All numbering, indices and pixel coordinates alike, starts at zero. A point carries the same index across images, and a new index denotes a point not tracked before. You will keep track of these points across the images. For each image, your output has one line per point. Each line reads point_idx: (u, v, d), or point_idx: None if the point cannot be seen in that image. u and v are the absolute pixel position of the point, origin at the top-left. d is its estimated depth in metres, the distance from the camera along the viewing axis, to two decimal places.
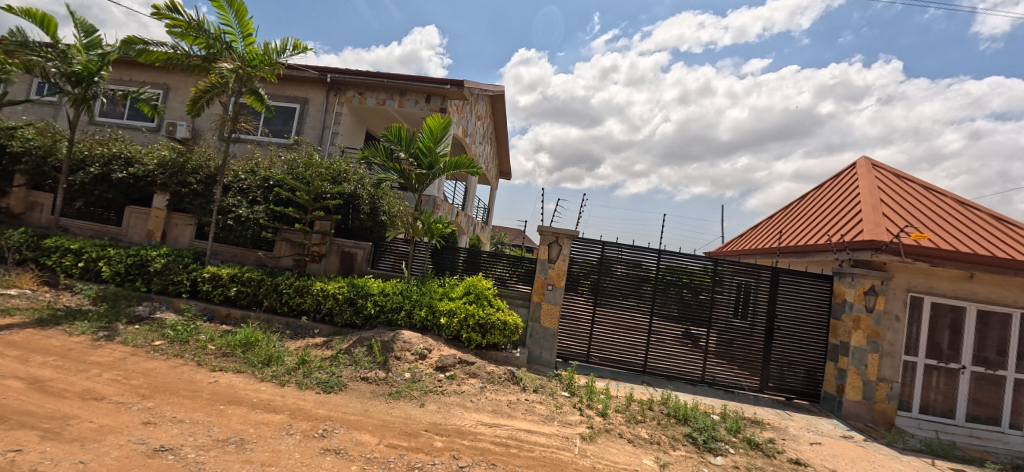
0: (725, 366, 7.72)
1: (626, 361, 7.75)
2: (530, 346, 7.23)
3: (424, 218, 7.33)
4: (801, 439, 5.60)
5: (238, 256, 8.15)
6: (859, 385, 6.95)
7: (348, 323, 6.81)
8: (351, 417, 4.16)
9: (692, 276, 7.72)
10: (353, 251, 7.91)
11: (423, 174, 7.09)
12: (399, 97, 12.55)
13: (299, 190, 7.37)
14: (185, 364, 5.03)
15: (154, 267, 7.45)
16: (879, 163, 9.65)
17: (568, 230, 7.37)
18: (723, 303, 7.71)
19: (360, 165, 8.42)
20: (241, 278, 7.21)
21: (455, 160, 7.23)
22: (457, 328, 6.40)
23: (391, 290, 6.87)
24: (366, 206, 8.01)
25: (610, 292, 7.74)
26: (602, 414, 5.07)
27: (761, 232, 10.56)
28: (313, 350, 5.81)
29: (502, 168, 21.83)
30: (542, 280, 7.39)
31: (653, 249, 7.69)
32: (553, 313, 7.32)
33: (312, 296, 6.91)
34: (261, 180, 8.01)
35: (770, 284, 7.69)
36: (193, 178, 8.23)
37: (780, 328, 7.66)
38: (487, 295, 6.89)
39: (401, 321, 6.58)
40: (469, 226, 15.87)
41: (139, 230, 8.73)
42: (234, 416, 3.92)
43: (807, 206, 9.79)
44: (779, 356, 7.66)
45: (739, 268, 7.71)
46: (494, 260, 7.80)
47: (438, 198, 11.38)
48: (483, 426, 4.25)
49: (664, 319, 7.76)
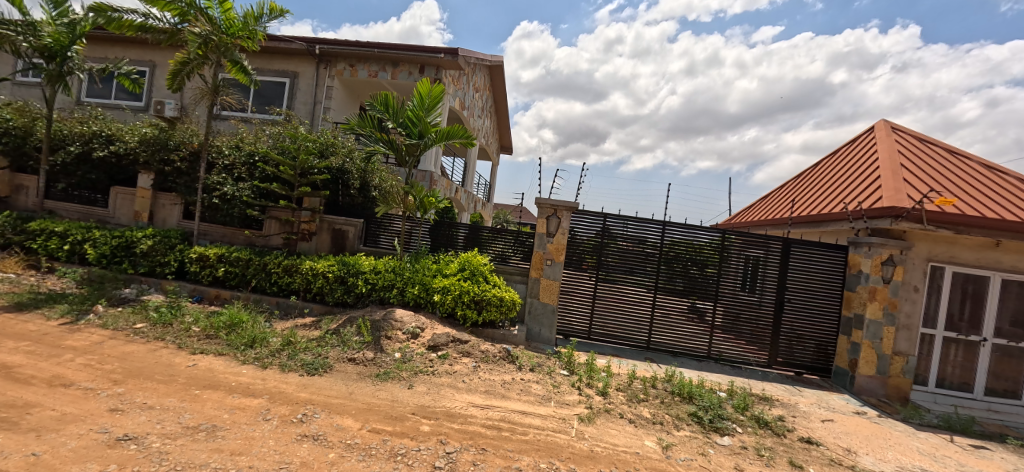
0: (732, 341, 7.44)
1: (629, 337, 7.48)
2: (529, 323, 6.98)
3: (415, 192, 6.93)
4: (812, 416, 5.34)
5: (227, 236, 7.89)
6: (873, 359, 6.67)
7: (340, 301, 6.57)
8: (333, 400, 3.93)
9: (698, 248, 7.37)
10: (344, 228, 7.59)
11: (413, 145, 6.64)
12: (392, 68, 11.98)
13: (284, 165, 7.04)
14: (165, 348, 4.81)
15: (141, 249, 7.22)
16: (899, 127, 9.07)
17: (567, 202, 6.96)
18: (730, 276, 7.38)
19: (349, 138, 8.02)
20: (228, 258, 6.97)
21: (448, 130, 6.71)
22: (452, 304, 6.13)
23: (382, 267, 6.59)
24: (356, 181, 7.64)
25: (612, 268, 7.42)
26: (602, 393, 4.82)
27: (772, 202, 10.09)
28: (301, 331, 5.56)
29: (503, 142, 21.24)
30: (540, 255, 7.06)
31: (658, 221, 7.34)
32: (553, 289, 7.01)
33: (302, 275, 6.65)
34: (246, 156, 7.67)
35: (781, 256, 7.31)
36: (177, 155, 7.88)
37: (791, 302, 7.32)
38: (483, 271, 6.58)
39: (393, 299, 6.33)
40: (469, 202, 15.58)
41: (126, 212, 8.47)
42: (209, 402, 3.70)
43: (819, 174, 9.31)
44: (789, 330, 7.35)
45: (746, 240, 7.36)
46: (491, 235, 7.47)
47: (434, 173, 11.02)
48: (475, 409, 4.01)
49: (668, 294, 7.44)
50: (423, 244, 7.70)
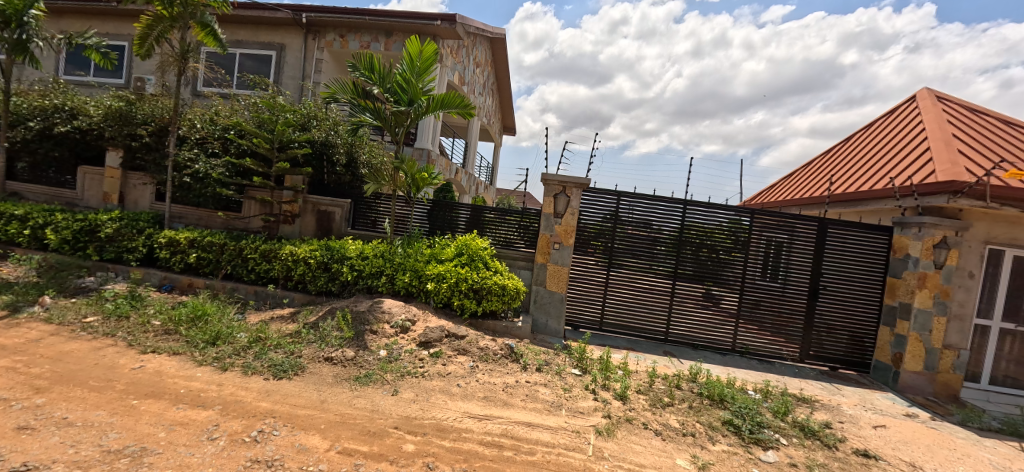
0: (757, 333, 6.70)
1: (645, 329, 6.76)
2: (535, 313, 6.27)
3: (406, 168, 6.12)
4: (860, 421, 4.64)
5: (203, 219, 7.19)
6: (920, 353, 5.94)
7: (324, 290, 5.88)
8: (300, 411, 3.24)
9: (719, 230, 6.61)
10: (330, 209, 6.86)
11: (402, 112, 5.78)
12: (385, 39, 11.05)
13: (259, 138, 6.26)
14: (112, 346, 4.14)
15: (105, 234, 6.53)
16: (943, 96, 8.17)
17: (577, 178, 6.18)
18: (752, 261, 6.63)
19: (334, 109, 7.23)
20: (201, 243, 6.29)
21: (442, 97, 5.86)
22: (448, 293, 5.43)
23: (370, 253, 5.89)
24: (342, 157, 6.87)
25: (626, 252, 6.66)
26: (621, 397, 4.11)
27: (797, 180, 9.25)
28: (275, 324, 4.88)
29: (506, 122, 20.33)
30: (546, 238, 6.31)
31: (677, 200, 6.57)
32: (561, 275, 6.29)
33: (281, 261, 5.97)
34: (220, 129, 6.90)
35: (808, 238, 6.55)
36: (144, 129, 7.10)
37: (821, 289, 6.57)
38: (482, 256, 5.86)
39: (382, 288, 5.62)
40: (470, 184, 14.85)
41: (95, 193, 7.79)
42: (145, 416, 3.03)
43: (851, 148, 8.45)
44: (823, 321, 6.61)
45: (768, 221, 6.59)
46: (493, 216, 6.72)
47: (431, 152, 10.25)
48: (471, 421, 3.32)
49: (688, 282, 6.68)
50: (418, 228, 6.96)
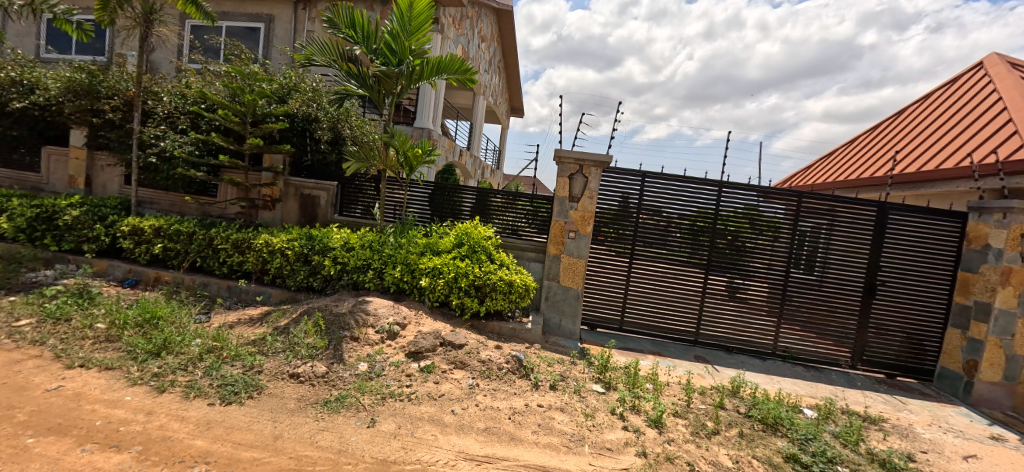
0: (803, 334, 5.80)
1: (671, 329, 5.92)
2: (546, 312, 5.46)
3: (397, 144, 5.24)
4: (946, 450, 3.80)
5: (176, 205, 6.41)
6: (999, 361, 5.03)
7: (305, 286, 5.12)
8: (244, 453, 2.48)
9: (751, 216, 5.69)
10: (314, 193, 6.04)
11: (389, 76, 4.86)
12: (380, 7, 10.07)
13: (228, 111, 5.42)
14: (34, 358, 3.40)
15: (63, 222, 5.81)
16: (1015, 62, 7.08)
17: (595, 155, 5.26)
18: (788, 252, 5.71)
19: (318, 79, 6.36)
20: (167, 232, 5.56)
21: (437, 61, 5.01)
22: (445, 291, 4.63)
23: (357, 243, 5.09)
24: (325, 133, 6.00)
25: (651, 242, 5.79)
26: (656, 424, 3.31)
27: (839, 160, 8.23)
28: (240, 329, 4.12)
29: (513, 103, 19.28)
30: (559, 225, 5.44)
31: (709, 182, 5.68)
32: (577, 268, 5.43)
33: (255, 253, 5.22)
34: (189, 102, 6.06)
35: (849, 223, 5.63)
36: (107, 104, 6.27)
37: (869, 283, 5.66)
38: (485, 247, 5.03)
39: (370, 285, 4.83)
40: (476, 168, 14.01)
41: (61, 177, 7.06)
42: (32, 463, 2.28)
43: (905, 123, 7.40)
44: (880, 320, 5.72)
45: (803, 204, 5.67)
46: (501, 201, 5.86)
47: (433, 132, 9.37)
48: (467, 467, 2.53)
49: (722, 276, 5.78)
50: (414, 214, 6.13)
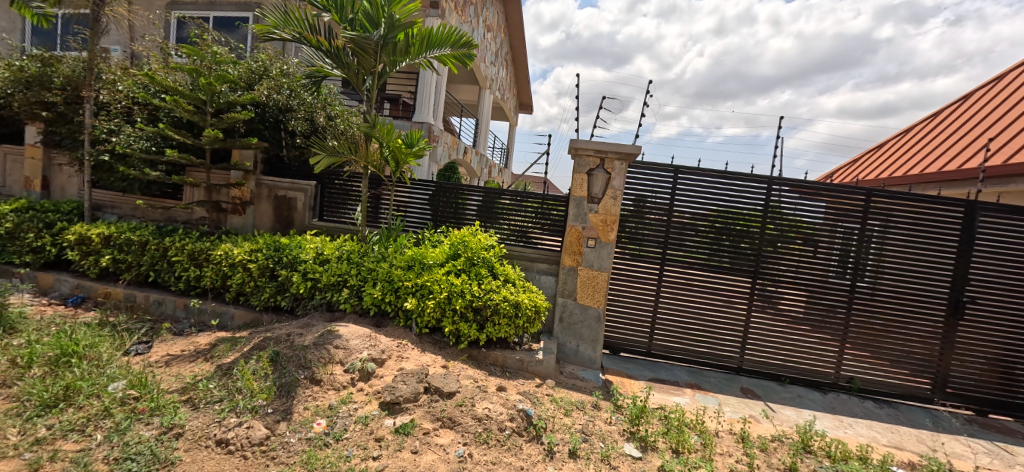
0: (873, 362, 4.81)
1: (711, 355, 4.97)
2: (559, 336, 4.56)
3: (380, 135, 4.35)
4: None
5: (137, 210, 5.62)
6: None
7: (272, 306, 4.28)
8: None
9: (790, 217, 4.73)
10: (290, 195, 5.20)
11: (366, 50, 4.00)
12: None
13: (182, 98, 4.59)
14: None
15: (3, 230, 5.06)
16: None
17: (618, 145, 4.33)
18: (840, 262, 4.74)
19: (294, 62, 5.53)
20: (117, 242, 4.78)
21: (425, 31, 4.17)
22: (435, 314, 3.76)
23: (332, 254, 4.24)
24: (302, 124, 5.16)
25: (685, 251, 4.85)
26: None
27: (896, 154, 7.16)
28: (177, 366, 3.29)
29: (522, 100, 18.46)
30: (575, 231, 4.52)
31: (740, 178, 4.75)
32: (596, 282, 4.49)
33: (213, 267, 4.40)
34: (147, 92, 5.28)
35: (908, 224, 4.64)
36: (57, 95, 5.50)
37: (943, 297, 4.66)
38: (486, 258, 4.14)
39: (345, 306, 3.97)
40: (482, 167, 13.15)
41: (17, 179, 6.34)
42: None
43: (985, 107, 6.26)
44: (969, 345, 4.70)
45: (847, 202, 4.72)
46: (507, 202, 4.97)
47: (433, 127, 8.51)
48: None
49: (773, 292, 4.82)
50: (403, 219, 5.26)
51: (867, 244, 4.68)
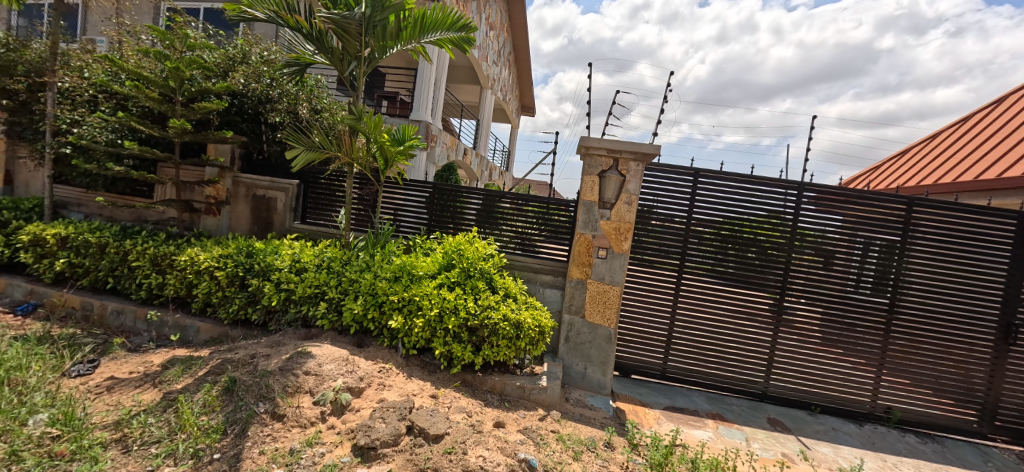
0: (913, 390, 4.32)
1: (733, 379, 4.48)
2: (564, 357, 4.07)
3: (366, 128, 3.86)
4: None
5: (104, 209, 5.16)
6: None
7: (242, 319, 3.80)
8: None
9: (822, 228, 4.25)
10: (269, 195, 4.72)
11: (350, 33, 3.55)
12: None
13: (147, 84, 4.11)
14: None
15: None
16: None
17: (634, 144, 3.86)
18: (872, 278, 4.27)
19: (277, 50, 5.07)
20: (74, 243, 4.30)
21: (418, 13, 3.71)
22: (424, 334, 3.28)
23: (310, 262, 3.75)
24: (283, 117, 4.69)
25: (706, 263, 4.36)
26: None
27: (923, 161, 6.69)
28: (118, 392, 2.81)
29: (524, 102, 18.10)
30: (585, 240, 4.04)
31: (768, 183, 4.27)
32: (607, 298, 4.01)
33: (177, 274, 3.91)
34: (115, 79, 4.81)
35: (949, 237, 4.16)
36: (16, 82, 5.02)
37: (994, 320, 4.17)
38: (482, 269, 3.66)
39: (322, 322, 3.48)
40: (483, 169, 12.72)
41: None
42: None
43: None
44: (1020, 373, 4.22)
45: (886, 212, 4.23)
46: (509, 206, 4.48)
47: (430, 125, 8.08)
48: None
49: (802, 311, 4.34)
50: (393, 223, 4.78)
51: (908, 259, 4.20)
